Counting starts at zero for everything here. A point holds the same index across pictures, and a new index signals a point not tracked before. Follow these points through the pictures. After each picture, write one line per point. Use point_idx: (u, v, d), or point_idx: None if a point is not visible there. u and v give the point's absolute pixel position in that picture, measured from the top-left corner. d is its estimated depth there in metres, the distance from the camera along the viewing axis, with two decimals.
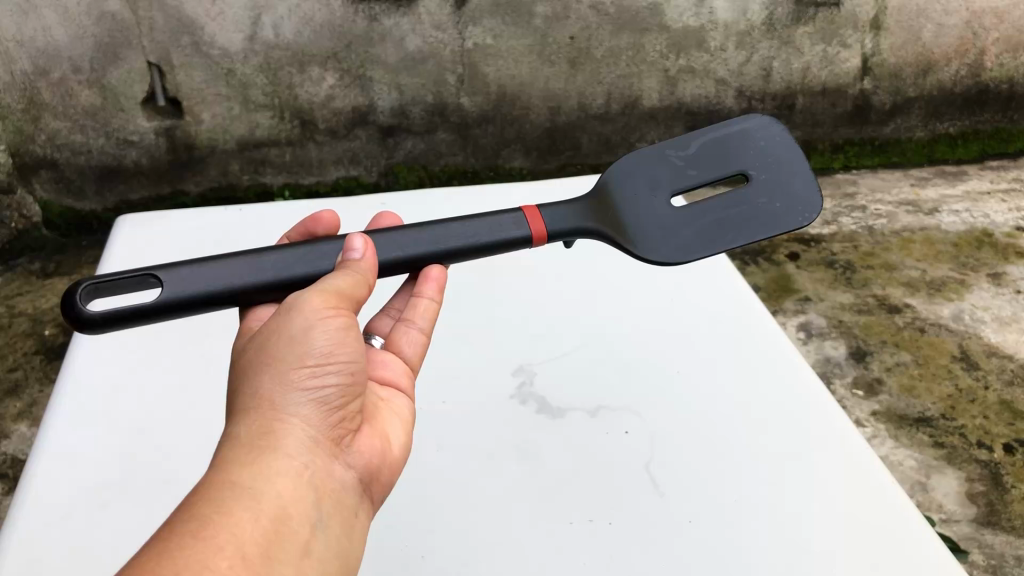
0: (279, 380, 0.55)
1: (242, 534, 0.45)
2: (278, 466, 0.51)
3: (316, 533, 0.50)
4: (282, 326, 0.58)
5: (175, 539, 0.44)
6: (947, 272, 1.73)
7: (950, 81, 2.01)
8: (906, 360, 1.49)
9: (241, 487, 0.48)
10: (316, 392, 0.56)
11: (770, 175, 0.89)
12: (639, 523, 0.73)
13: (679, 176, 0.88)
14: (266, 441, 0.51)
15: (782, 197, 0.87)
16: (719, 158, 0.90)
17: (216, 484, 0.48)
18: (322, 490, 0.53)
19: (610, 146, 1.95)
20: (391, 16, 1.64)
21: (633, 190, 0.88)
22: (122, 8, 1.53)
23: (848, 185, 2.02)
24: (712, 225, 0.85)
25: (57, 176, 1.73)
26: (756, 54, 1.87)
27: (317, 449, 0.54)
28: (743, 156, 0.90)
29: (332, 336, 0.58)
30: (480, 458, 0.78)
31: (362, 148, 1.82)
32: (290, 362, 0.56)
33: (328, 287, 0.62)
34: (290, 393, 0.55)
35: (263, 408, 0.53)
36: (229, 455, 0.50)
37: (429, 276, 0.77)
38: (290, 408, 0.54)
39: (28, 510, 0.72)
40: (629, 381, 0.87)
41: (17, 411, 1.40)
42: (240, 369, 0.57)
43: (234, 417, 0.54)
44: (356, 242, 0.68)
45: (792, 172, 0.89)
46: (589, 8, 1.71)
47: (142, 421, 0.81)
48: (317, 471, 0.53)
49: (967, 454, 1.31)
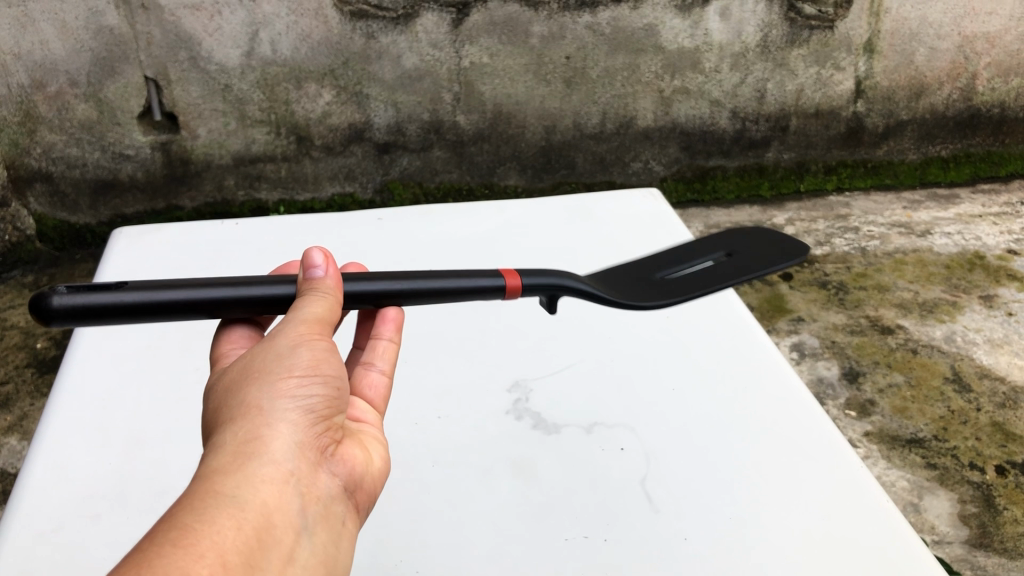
0: (267, 390, 0.54)
1: (223, 542, 0.44)
2: (264, 474, 0.49)
3: (299, 543, 0.49)
4: (269, 344, 0.57)
5: (155, 546, 0.42)
6: (940, 293, 1.74)
7: (942, 105, 2.03)
8: (899, 381, 1.49)
9: (224, 495, 0.47)
10: (303, 400, 0.54)
11: (747, 253, 0.96)
12: (630, 541, 0.72)
13: (664, 263, 0.95)
14: (250, 448, 0.50)
15: (763, 264, 0.93)
16: (700, 249, 0.97)
17: (199, 492, 0.47)
18: (307, 498, 0.51)
19: (605, 165, 1.94)
20: (388, 33, 1.65)
21: (622, 272, 0.93)
22: (120, 22, 1.54)
23: (841, 207, 2.03)
24: (704, 281, 0.90)
25: (51, 190, 1.72)
26: (750, 76, 1.88)
27: (304, 455, 0.53)
28: (721, 245, 0.98)
29: (320, 350, 0.57)
30: (475, 474, 0.78)
31: (358, 165, 1.82)
32: (278, 372, 0.55)
33: (310, 310, 0.60)
34: (277, 400, 0.53)
35: (250, 415, 0.52)
36: (214, 463, 0.49)
37: (386, 317, 0.74)
38: (277, 414, 0.53)
39: (21, 522, 0.72)
40: (625, 399, 0.87)
41: (6, 426, 1.39)
42: (226, 381, 0.56)
43: (219, 426, 0.52)
44: (316, 258, 0.65)
45: (767, 250, 0.97)
46: (585, 29, 1.73)
47: (136, 432, 0.81)
48: (303, 479, 0.51)
49: (959, 475, 1.32)
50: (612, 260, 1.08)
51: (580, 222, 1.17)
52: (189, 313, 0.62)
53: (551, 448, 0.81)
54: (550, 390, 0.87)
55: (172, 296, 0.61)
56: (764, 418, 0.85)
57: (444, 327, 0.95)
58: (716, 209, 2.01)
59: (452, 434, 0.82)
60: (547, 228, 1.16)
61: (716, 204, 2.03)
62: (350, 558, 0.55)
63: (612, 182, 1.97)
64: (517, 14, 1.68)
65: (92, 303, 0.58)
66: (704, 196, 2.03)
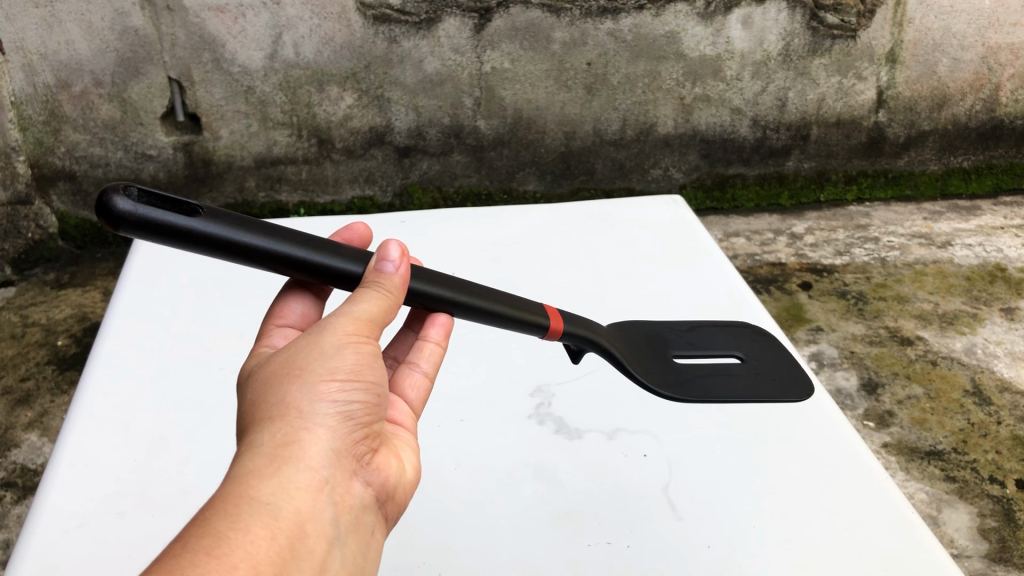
0: (308, 392, 0.54)
1: (256, 552, 0.44)
2: (299, 480, 0.50)
3: (329, 552, 0.49)
4: (314, 339, 0.57)
5: (190, 554, 0.42)
6: (960, 305, 1.73)
7: (965, 116, 2.02)
8: (918, 393, 1.49)
9: (258, 502, 0.47)
10: (342, 406, 0.54)
11: (759, 358, 0.90)
12: (656, 546, 0.72)
13: (680, 344, 0.89)
14: (288, 452, 0.50)
15: (775, 375, 0.87)
16: (712, 341, 0.91)
17: (233, 496, 0.47)
18: (340, 508, 0.52)
19: (624, 172, 1.94)
20: (411, 38, 1.66)
21: (637, 344, 0.87)
22: (145, 23, 1.56)
23: (861, 217, 2.03)
24: (716, 384, 0.83)
25: (74, 188, 1.74)
26: (771, 84, 1.88)
27: (339, 463, 0.53)
28: (732, 340, 0.91)
29: (364, 353, 0.57)
30: (497, 479, 0.78)
31: (378, 168, 1.83)
32: (320, 372, 0.55)
33: (360, 312, 0.59)
34: (318, 403, 0.53)
35: (289, 417, 0.52)
36: (250, 466, 0.49)
37: (436, 319, 0.73)
38: (316, 418, 0.53)
39: (47, 516, 0.73)
40: (650, 406, 0.86)
41: (28, 421, 1.40)
42: (267, 374, 0.56)
43: (258, 424, 0.52)
44: (391, 251, 0.64)
45: (778, 357, 0.90)
46: (606, 35, 1.73)
47: (163, 429, 0.82)
48: (336, 487, 0.52)
49: (979, 489, 1.31)
50: (635, 266, 1.08)
51: (601, 228, 1.17)
52: (244, 259, 0.61)
53: (575, 452, 0.81)
54: (572, 395, 0.87)
55: (238, 238, 0.60)
56: (793, 427, 0.84)
57: (470, 331, 0.96)
58: (735, 217, 2.01)
59: (474, 436, 0.82)
60: (570, 234, 1.16)
61: (735, 212, 2.03)
62: (376, 563, 0.56)
63: (631, 188, 1.97)
64: (539, 20, 1.69)
65: (159, 218, 0.57)
66: (723, 205, 2.03)
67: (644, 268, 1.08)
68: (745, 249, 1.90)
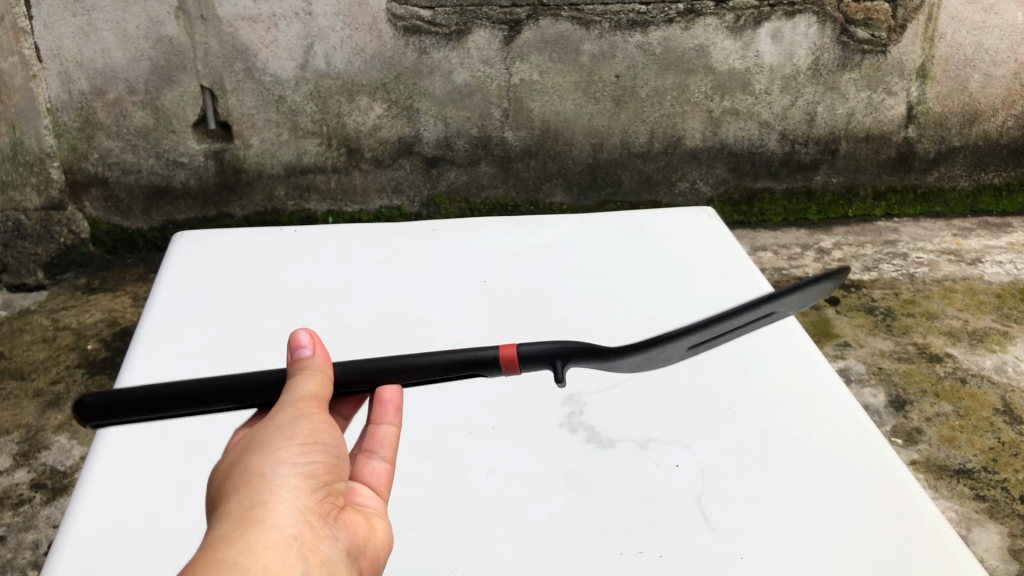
0: (267, 460, 0.51)
1: None
2: (267, 539, 0.46)
3: None
4: (268, 420, 0.54)
5: None
6: (990, 322, 1.71)
7: (996, 132, 2.00)
8: (947, 410, 1.47)
9: (225, 562, 0.43)
10: (304, 467, 0.51)
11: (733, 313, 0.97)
12: (689, 560, 0.72)
13: None
14: (253, 514, 0.47)
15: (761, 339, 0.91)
16: None
17: (198, 561, 0.43)
18: (313, 562, 0.47)
19: (651, 184, 1.93)
20: (440, 49, 1.68)
21: None
22: (179, 32, 1.59)
23: (890, 233, 2.01)
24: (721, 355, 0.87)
25: (107, 195, 1.76)
26: (801, 99, 1.88)
27: (309, 520, 0.49)
28: None
29: (319, 425, 0.54)
30: (531, 485, 0.78)
31: (406, 178, 1.83)
32: (276, 443, 0.52)
33: (305, 391, 0.57)
34: (278, 468, 0.50)
35: (251, 485, 0.49)
36: (216, 533, 0.46)
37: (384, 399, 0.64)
38: (279, 481, 0.49)
39: (85, 513, 0.74)
40: (683, 419, 0.86)
41: (57, 423, 1.41)
42: (225, 465, 0.53)
43: (221, 501, 0.49)
44: (300, 337, 0.60)
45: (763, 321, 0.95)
46: (635, 48, 1.74)
47: (199, 432, 0.82)
48: (308, 543, 0.48)
49: (1009, 508, 1.29)
50: (667, 277, 1.08)
51: (634, 239, 1.17)
52: None
53: (605, 461, 0.81)
54: (604, 404, 0.88)
55: None
56: (815, 436, 0.84)
57: (496, 334, 0.95)
58: (762, 231, 2.00)
59: (506, 443, 0.82)
60: (600, 245, 1.16)
61: (763, 226, 2.02)
62: None
63: (658, 202, 1.95)
64: (568, 33, 1.70)
65: None
66: (750, 219, 2.02)
67: (673, 281, 1.08)
68: (772, 263, 1.89)
